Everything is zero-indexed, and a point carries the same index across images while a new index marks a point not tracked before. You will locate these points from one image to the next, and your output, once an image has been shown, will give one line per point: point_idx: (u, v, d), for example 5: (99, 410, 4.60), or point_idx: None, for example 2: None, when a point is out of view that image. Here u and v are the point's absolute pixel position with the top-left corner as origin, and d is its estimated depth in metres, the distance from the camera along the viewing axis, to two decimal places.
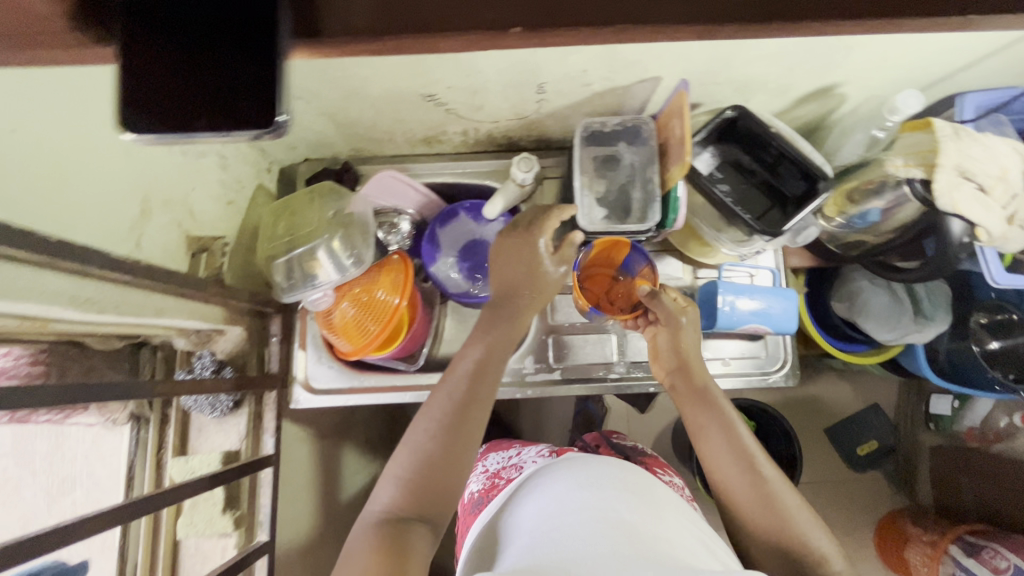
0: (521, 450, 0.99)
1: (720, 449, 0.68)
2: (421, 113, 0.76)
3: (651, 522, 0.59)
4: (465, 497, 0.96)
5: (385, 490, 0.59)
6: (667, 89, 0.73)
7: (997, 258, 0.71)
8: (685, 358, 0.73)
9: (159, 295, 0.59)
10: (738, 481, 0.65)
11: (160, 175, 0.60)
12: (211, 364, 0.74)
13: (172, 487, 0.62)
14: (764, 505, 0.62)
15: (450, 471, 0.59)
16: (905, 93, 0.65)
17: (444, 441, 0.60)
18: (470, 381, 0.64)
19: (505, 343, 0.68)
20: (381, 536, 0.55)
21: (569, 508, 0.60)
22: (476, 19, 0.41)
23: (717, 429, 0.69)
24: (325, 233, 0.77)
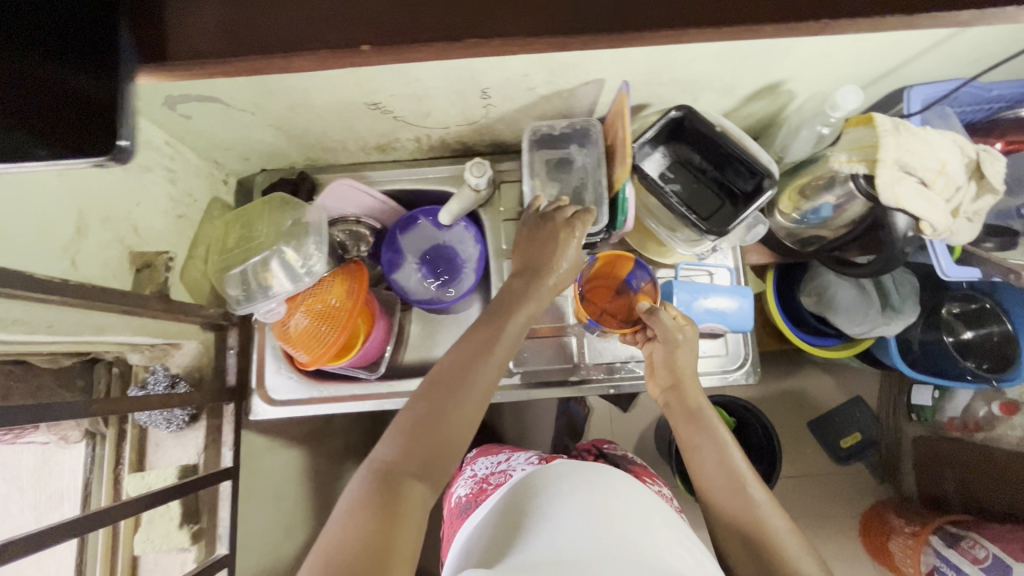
0: (511, 456, 1.00)
1: (711, 469, 0.68)
2: (369, 121, 0.76)
3: (643, 531, 0.58)
4: (454, 501, 0.97)
5: (387, 443, 0.58)
6: (612, 91, 0.73)
7: (946, 251, 0.71)
8: (681, 370, 0.74)
9: (99, 313, 0.59)
10: (726, 501, 0.65)
11: (97, 192, 0.60)
12: (164, 379, 0.73)
13: (118, 503, 0.62)
14: (751, 526, 0.62)
15: (456, 435, 0.59)
16: (844, 90, 0.65)
17: (454, 403, 0.60)
18: (487, 348, 0.63)
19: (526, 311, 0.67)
20: (380, 491, 0.54)
21: (554, 517, 0.59)
22: (315, 39, 0.44)
23: (710, 449, 0.69)
24: (276, 244, 0.77)
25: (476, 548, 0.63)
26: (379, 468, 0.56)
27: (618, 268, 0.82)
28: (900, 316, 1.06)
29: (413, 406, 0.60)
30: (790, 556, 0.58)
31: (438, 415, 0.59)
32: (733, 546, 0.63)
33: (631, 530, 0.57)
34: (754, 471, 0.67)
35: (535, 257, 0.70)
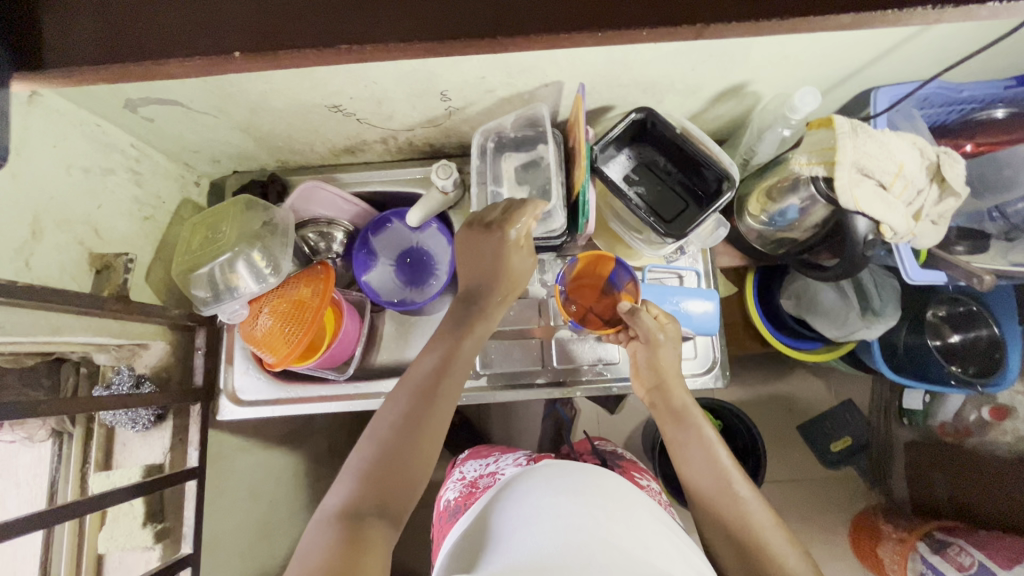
0: (499, 458, 1.00)
1: (698, 469, 0.67)
2: (333, 123, 0.76)
3: (630, 532, 0.58)
4: (443, 505, 0.98)
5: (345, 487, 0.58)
6: (572, 92, 0.72)
7: (912, 254, 0.69)
8: (662, 372, 0.73)
9: (52, 314, 0.59)
10: (714, 500, 0.65)
11: (54, 194, 0.61)
12: (128, 379, 0.74)
13: (72, 502, 0.62)
14: (739, 526, 0.62)
15: (414, 467, 0.59)
16: (802, 91, 0.64)
17: (408, 436, 0.60)
18: (436, 375, 0.64)
19: (476, 331, 0.68)
20: (342, 533, 0.53)
21: (540, 516, 0.59)
22: (196, 43, 0.38)
23: (697, 447, 0.68)
24: (240, 244, 0.77)
25: (463, 549, 0.63)
26: (339, 513, 0.55)
27: (598, 267, 0.80)
28: (880, 320, 1.03)
29: (366, 444, 0.60)
30: (778, 553, 0.59)
31: (393, 451, 0.58)
32: (722, 545, 0.63)
33: (618, 534, 0.57)
34: (739, 467, 0.66)
35: (481, 276, 0.70)
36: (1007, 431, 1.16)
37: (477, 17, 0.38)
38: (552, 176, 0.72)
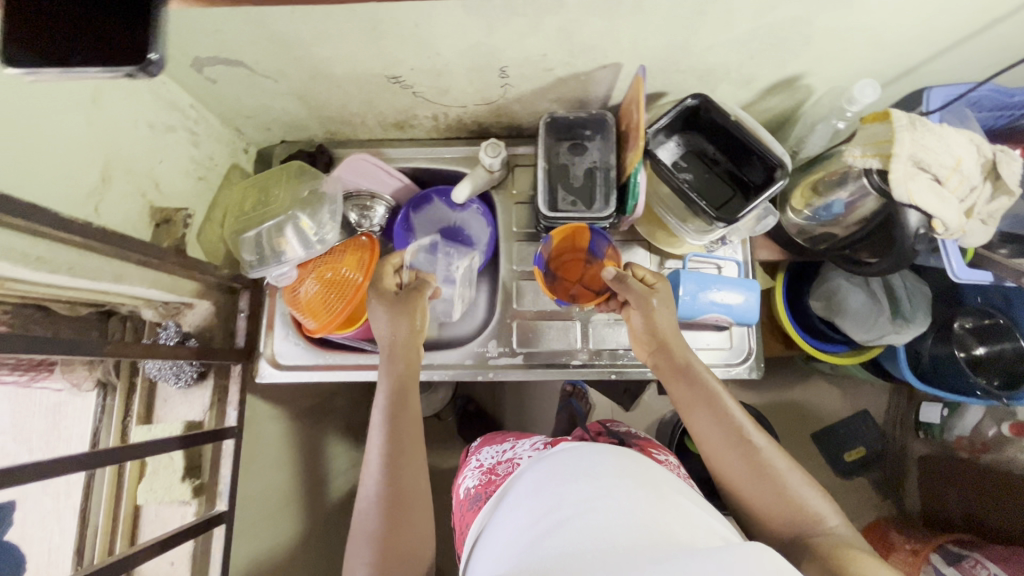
0: (516, 442, 0.98)
1: (710, 424, 0.65)
2: (389, 95, 0.77)
3: (650, 507, 0.56)
4: (462, 493, 0.96)
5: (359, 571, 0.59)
6: (629, 76, 0.73)
7: (959, 253, 0.70)
8: (664, 334, 0.72)
9: (117, 261, 0.60)
10: (731, 453, 0.63)
11: (123, 146, 0.63)
12: (175, 335, 0.76)
13: (124, 446, 0.64)
14: (762, 475, 0.61)
15: (414, 541, 0.61)
16: (861, 83, 0.65)
17: (396, 516, 0.61)
18: (392, 443, 0.65)
19: (409, 381, 0.71)
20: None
21: (558, 499, 0.58)
22: None
23: (704, 405, 0.66)
24: (291, 209, 0.79)
25: (498, 527, 0.63)
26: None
27: (574, 240, 0.82)
28: (910, 326, 1.04)
29: (362, 521, 0.62)
30: (797, 496, 0.60)
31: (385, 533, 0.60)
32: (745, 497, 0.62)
33: (640, 510, 0.55)
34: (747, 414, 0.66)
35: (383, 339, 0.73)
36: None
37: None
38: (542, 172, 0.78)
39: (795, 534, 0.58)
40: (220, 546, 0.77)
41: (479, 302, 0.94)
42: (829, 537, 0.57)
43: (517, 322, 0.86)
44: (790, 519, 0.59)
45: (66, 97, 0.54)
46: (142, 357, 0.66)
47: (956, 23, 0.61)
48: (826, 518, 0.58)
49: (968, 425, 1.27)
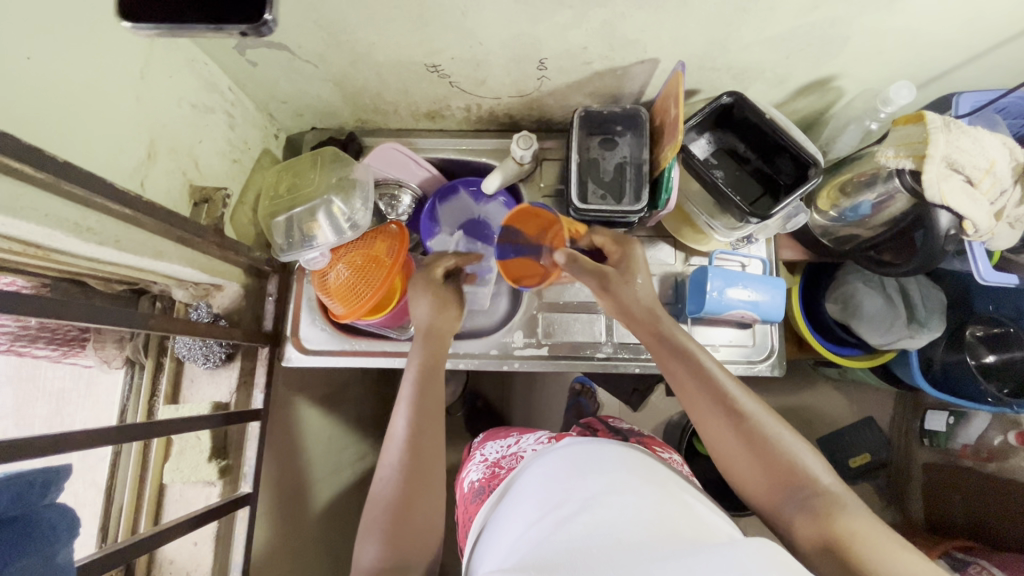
0: (520, 438, 0.97)
1: (696, 390, 0.64)
2: (425, 84, 0.78)
3: (657, 505, 0.56)
4: (467, 487, 0.95)
5: (371, 552, 0.57)
6: (665, 71, 0.74)
7: (986, 255, 0.70)
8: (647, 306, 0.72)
9: (158, 238, 0.61)
10: (718, 417, 0.61)
11: (166, 122, 0.63)
12: (207, 315, 0.76)
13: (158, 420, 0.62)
14: (751, 437, 0.59)
15: (424, 526, 0.59)
16: (897, 85, 0.66)
17: (411, 497, 0.60)
18: (415, 425, 0.64)
19: (433, 366, 0.71)
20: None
21: (564, 495, 0.58)
22: None
23: (689, 374, 0.64)
24: (326, 194, 0.80)
25: (506, 520, 0.63)
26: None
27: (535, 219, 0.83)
28: (925, 330, 1.04)
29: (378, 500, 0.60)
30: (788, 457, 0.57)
31: (398, 513, 0.59)
32: (735, 463, 0.60)
33: (651, 507, 0.55)
34: (735, 379, 0.64)
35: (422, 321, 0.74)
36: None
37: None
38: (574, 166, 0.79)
39: (789, 496, 0.55)
40: (244, 527, 0.77)
41: (501, 296, 0.95)
42: (824, 496, 0.54)
43: (544, 314, 0.86)
44: (782, 481, 0.56)
45: (119, 71, 0.55)
46: (181, 333, 0.66)
47: (991, 30, 0.63)
48: (822, 478, 0.55)
49: (973, 433, 1.22)
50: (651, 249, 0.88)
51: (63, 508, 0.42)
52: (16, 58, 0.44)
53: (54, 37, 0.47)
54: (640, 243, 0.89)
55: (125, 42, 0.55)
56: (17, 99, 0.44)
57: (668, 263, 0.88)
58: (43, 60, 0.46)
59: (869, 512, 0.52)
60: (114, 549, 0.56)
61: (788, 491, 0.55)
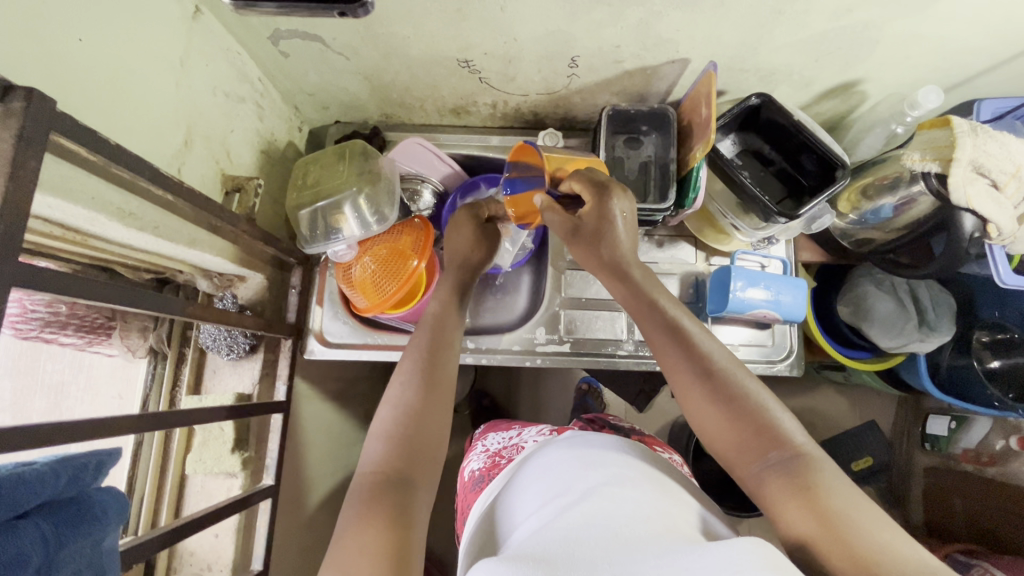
0: (522, 429, 0.95)
1: (674, 350, 0.62)
2: (455, 79, 0.78)
3: (658, 499, 0.57)
4: (468, 475, 0.94)
5: (372, 451, 0.57)
6: (695, 71, 0.75)
7: (1007, 259, 0.72)
8: (620, 258, 0.68)
9: (192, 226, 0.60)
10: (694, 379, 0.60)
11: (202, 110, 0.63)
12: (233, 305, 0.76)
13: (187, 410, 0.58)
14: (729, 398, 0.58)
15: (430, 445, 0.58)
16: (925, 90, 0.68)
17: (416, 414, 0.58)
18: (417, 366, 0.63)
19: (442, 319, 0.69)
20: (377, 498, 0.51)
21: (568, 485, 0.59)
22: None
23: (665, 332, 0.63)
24: (354, 186, 0.79)
25: (504, 512, 0.63)
26: (371, 477, 0.54)
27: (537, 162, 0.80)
28: (936, 334, 1.05)
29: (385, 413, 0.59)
30: (765, 414, 0.56)
31: (404, 424, 0.58)
32: (711, 427, 0.59)
33: (647, 500, 0.56)
34: (711, 337, 0.63)
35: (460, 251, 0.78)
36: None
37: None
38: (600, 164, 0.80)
39: (766, 459, 0.55)
40: (266, 520, 0.77)
41: (520, 292, 0.96)
42: (801, 459, 0.53)
43: (566, 310, 0.87)
44: (758, 439, 0.55)
45: (160, 57, 0.55)
46: (215, 322, 0.62)
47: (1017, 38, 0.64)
48: (796, 437, 0.55)
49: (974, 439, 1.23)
50: (672, 248, 0.89)
51: (114, 490, 0.46)
52: (69, 40, 0.44)
53: (104, 21, 0.47)
54: (661, 242, 0.90)
55: (165, 29, 0.55)
56: (68, 82, 0.44)
57: (689, 263, 0.89)
58: (93, 43, 0.46)
59: (843, 475, 0.53)
60: (157, 533, 0.56)
61: (766, 454, 0.55)
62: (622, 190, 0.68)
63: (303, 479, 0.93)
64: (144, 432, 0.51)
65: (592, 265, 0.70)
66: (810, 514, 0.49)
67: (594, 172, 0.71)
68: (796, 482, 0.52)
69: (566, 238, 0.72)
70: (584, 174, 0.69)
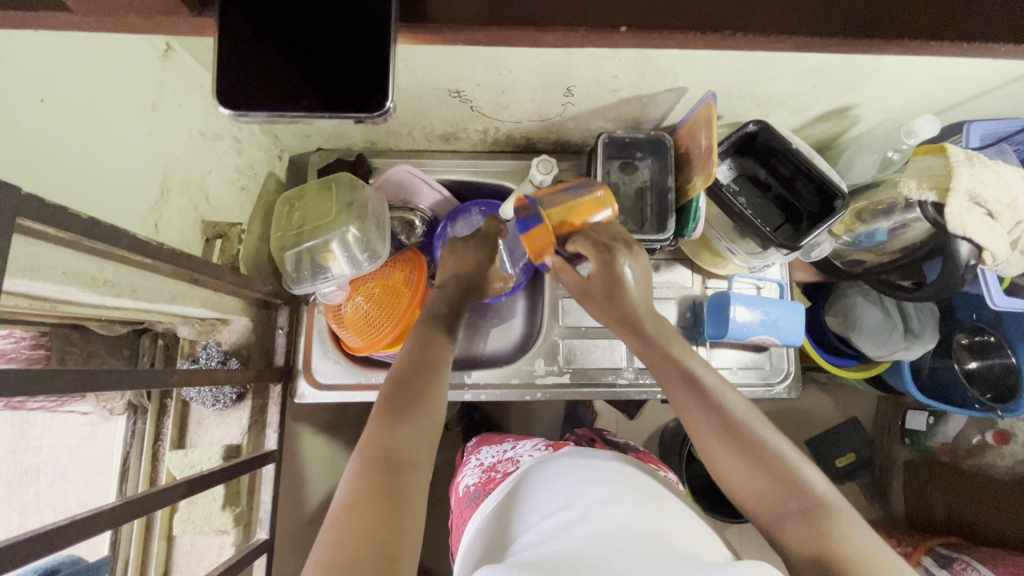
0: (517, 443, 0.92)
1: (686, 398, 0.56)
2: (446, 108, 0.75)
3: (661, 517, 0.56)
4: (462, 490, 0.89)
5: (372, 428, 0.52)
6: (693, 99, 0.73)
7: (998, 282, 0.73)
8: (631, 310, 0.62)
9: (173, 281, 0.56)
10: (711, 426, 0.54)
11: (177, 154, 0.58)
12: (217, 355, 0.71)
13: (161, 489, 0.52)
14: (746, 447, 0.52)
15: (433, 431, 0.54)
16: (922, 118, 0.68)
17: (423, 398, 0.55)
18: (415, 368, 0.58)
19: (433, 330, 0.64)
20: (378, 481, 0.49)
21: (573, 502, 0.57)
22: (451, 14, 0.40)
23: (679, 379, 0.57)
24: (342, 223, 0.74)
25: (498, 530, 0.60)
26: (372, 455, 0.50)
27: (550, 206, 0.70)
28: (919, 342, 1.00)
29: (390, 395, 0.55)
30: (786, 461, 0.52)
31: (408, 409, 0.54)
32: (728, 474, 0.53)
33: (648, 517, 0.55)
34: (725, 380, 0.57)
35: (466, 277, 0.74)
36: (1005, 454, 1.12)
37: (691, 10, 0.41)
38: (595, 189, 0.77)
39: (785, 510, 0.50)
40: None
41: (517, 317, 0.93)
42: (820, 507, 0.49)
43: (564, 340, 0.85)
44: (780, 489, 0.51)
45: (129, 110, 0.50)
46: (201, 383, 0.58)
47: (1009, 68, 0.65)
48: (818, 488, 0.50)
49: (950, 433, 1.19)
50: (668, 272, 0.88)
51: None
52: (32, 102, 0.40)
53: (67, 75, 0.43)
54: (658, 266, 0.89)
55: (132, 74, 0.51)
56: (30, 149, 0.40)
57: (686, 287, 0.89)
58: (57, 99, 0.42)
59: (863, 522, 0.49)
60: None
61: (785, 503, 0.50)
62: (630, 252, 0.64)
63: (294, 518, 0.89)
64: (127, 522, 0.47)
65: (604, 321, 0.66)
66: (828, 565, 0.46)
67: (600, 232, 0.66)
68: (817, 535, 0.47)
69: (578, 298, 0.67)
70: (589, 241, 0.64)
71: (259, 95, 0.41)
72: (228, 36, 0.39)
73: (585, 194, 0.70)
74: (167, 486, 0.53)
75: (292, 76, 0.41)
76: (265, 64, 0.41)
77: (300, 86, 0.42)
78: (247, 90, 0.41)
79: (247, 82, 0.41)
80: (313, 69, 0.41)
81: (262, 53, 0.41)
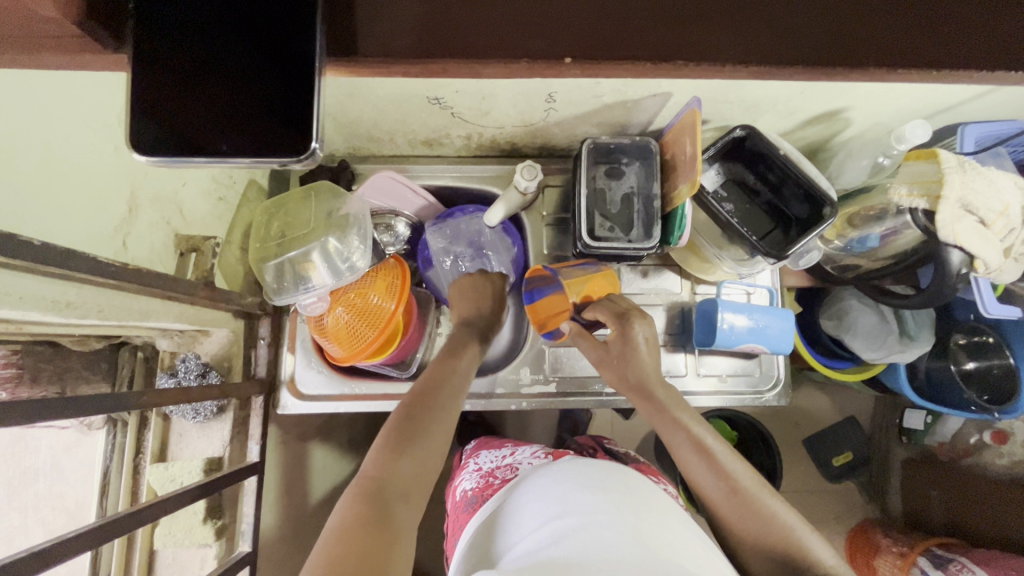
0: (516, 449, 0.91)
1: (693, 464, 0.61)
2: (426, 115, 0.74)
3: (657, 529, 0.54)
4: (457, 496, 0.88)
5: (373, 456, 0.54)
6: (679, 104, 0.72)
7: (991, 288, 0.71)
8: (644, 377, 0.67)
9: (144, 297, 0.55)
10: (717, 493, 0.58)
11: (146, 170, 0.57)
12: (195, 368, 0.70)
13: (131, 511, 0.51)
14: (753, 513, 0.56)
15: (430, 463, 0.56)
16: (913, 124, 0.66)
17: (423, 429, 0.57)
18: (423, 402, 0.61)
19: (448, 369, 0.67)
20: (369, 505, 0.49)
21: (572, 510, 0.55)
22: (387, 44, 0.44)
23: (688, 447, 0.61)
24: (323, 234, 0.73)
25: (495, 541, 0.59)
26: (365, 483, 0.51)
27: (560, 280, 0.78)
28: (917, 345, 0.98)
29: (398, 423, 0.57)
30: (791, 532, 0.54)
31: (410, 438, 0.56)
32: (739, 538, 0.56)
33: (644, 529, 0.53)
34: (733, 453, 0.61)
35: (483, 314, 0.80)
36: (1003, 454, 1.07)
37: (647, 41, 0.46)
38: (579, 196, 0.76)
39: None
40: None
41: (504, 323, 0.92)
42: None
43: (551, 348, 0.84)
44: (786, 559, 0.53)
45: (89, 127, 0.49)
46: (175, 402, 0.57)
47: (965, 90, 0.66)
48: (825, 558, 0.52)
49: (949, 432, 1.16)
50: (657, 278, 0.86)
51: None
52: None
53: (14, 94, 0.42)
54: (646, 272, 0.87)
55: (92, 89, 0.49)
56: None
57: (674, 293, 0.87)
58: (7, 118, 0.41)
59: None
60: None
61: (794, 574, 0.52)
62: (642, 317, 0.70)
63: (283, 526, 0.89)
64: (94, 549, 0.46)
65: (622, 389, 0.70)
66: None
67: (616, 301, 0.75)
68: None
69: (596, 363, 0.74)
70: (606, 307, 0.73)
71: (198, 129, 0.43)
72: (153, 82, 0.41)
73: (594, 270, 0.77)
74: (147, 506, 0.53)
75: (254, 109, 0.43)
76: (218, 99, 0.42)
77: (259, 114, 0.43)
78: (182, 138, 0.42)
79: (206, 120, 0.43)
80: (268, 96, 0.43)
81: (204, 96, 0.42)
